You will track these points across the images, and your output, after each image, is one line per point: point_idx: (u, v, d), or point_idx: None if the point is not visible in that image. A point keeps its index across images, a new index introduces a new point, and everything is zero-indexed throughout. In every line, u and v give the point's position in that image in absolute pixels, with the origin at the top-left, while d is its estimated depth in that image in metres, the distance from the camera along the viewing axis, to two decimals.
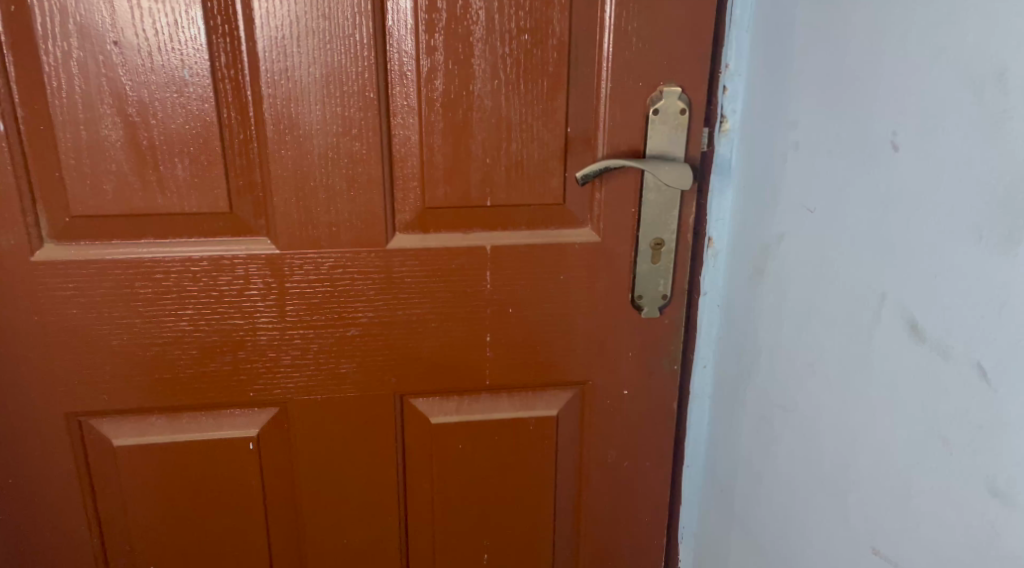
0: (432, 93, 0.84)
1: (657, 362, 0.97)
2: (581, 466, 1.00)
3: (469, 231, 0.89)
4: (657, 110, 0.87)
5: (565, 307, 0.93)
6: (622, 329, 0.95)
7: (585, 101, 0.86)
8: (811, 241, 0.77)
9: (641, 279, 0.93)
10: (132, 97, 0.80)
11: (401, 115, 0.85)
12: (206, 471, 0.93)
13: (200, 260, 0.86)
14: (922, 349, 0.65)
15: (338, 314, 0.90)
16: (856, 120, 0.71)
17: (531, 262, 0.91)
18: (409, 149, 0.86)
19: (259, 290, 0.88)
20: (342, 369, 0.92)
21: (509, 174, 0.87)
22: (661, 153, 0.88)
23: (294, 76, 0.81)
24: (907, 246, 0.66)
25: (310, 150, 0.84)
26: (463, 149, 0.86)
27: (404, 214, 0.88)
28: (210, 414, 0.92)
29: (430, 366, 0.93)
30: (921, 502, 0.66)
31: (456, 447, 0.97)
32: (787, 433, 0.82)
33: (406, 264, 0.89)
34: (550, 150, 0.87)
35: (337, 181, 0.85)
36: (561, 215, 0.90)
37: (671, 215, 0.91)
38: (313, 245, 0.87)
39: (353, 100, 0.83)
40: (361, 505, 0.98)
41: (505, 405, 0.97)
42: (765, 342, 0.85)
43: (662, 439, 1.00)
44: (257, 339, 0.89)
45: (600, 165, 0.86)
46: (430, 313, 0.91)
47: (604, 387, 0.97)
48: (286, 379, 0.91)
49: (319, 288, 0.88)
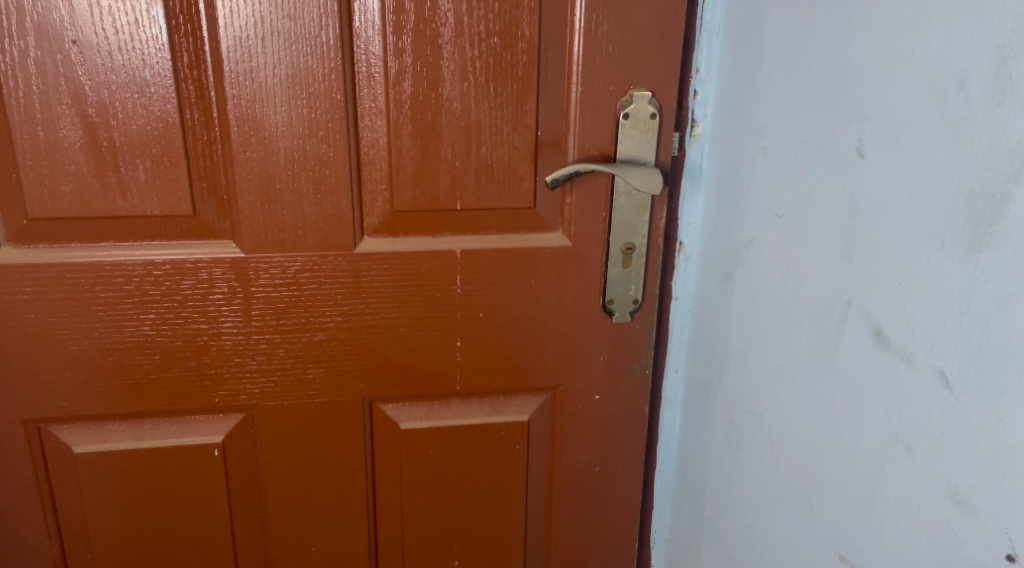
0: (401, 95, 0.83)
1: (627, 367, 0.96)
2: (552, 470, 1.00)
3: (438, 235, 0.88)
4: (627, 114, 0.86)
5: (536, 311, 0.92)
6: (593, 334, 0.94)
7: (555, 104, 0.86)
8: (778, 247, 0.77)
9: (612, 284, 0.92)
10: (92, 97, 0.79)
11: (369, 117, 0.83)
12: (170, 478, 0.92)
13: (163, 264, 0.84)
14: (886, 357, 0.65)
15: (305, 318, 0.88)
16: (821, 126, 0.71)
17: (500, 266, 0.90)
18: (377, 151, 0.84)
19: (223, 294, 0.86)
20: (309, 374, 0.91)
21: (479, 178, 0.86)
22: (632, 157, 0.87)
23: (258, 77, 0.80)
24: (872, 253, 0.66)
25: (276, 152, 0.82)
26: (432, 152, 0.85)
27: (373, 217, 0.87)
28: (174, 421, 0.91)
29: (399, 371, 0.92)
30: (885, 509, 0.66)
31: (426, 453, 0.96)
32: (756, 438, 0.82)
33: (375, 267, 0.88)
34: (520, 154, 0.86)
35: (304, 183, 0.84)
36: (531, 220, 0.89)
37: (642, 219, 0.90)
38: (279, 249, 0.85)
39: (319, 101, 0.82)
40: (330, 512, 0.96)
41: (475, 410, 0.96)
42: (734, 346, 0.85)
43: (633, 444, 1.00)
44: (222, 344, 0.88)
45: (571, 169, 0.85)
46: (399, 317, 0.90)
47: (574, 392, 0.96)
48: (251, 384, 0.90)
49: (285, 292, 0.87)
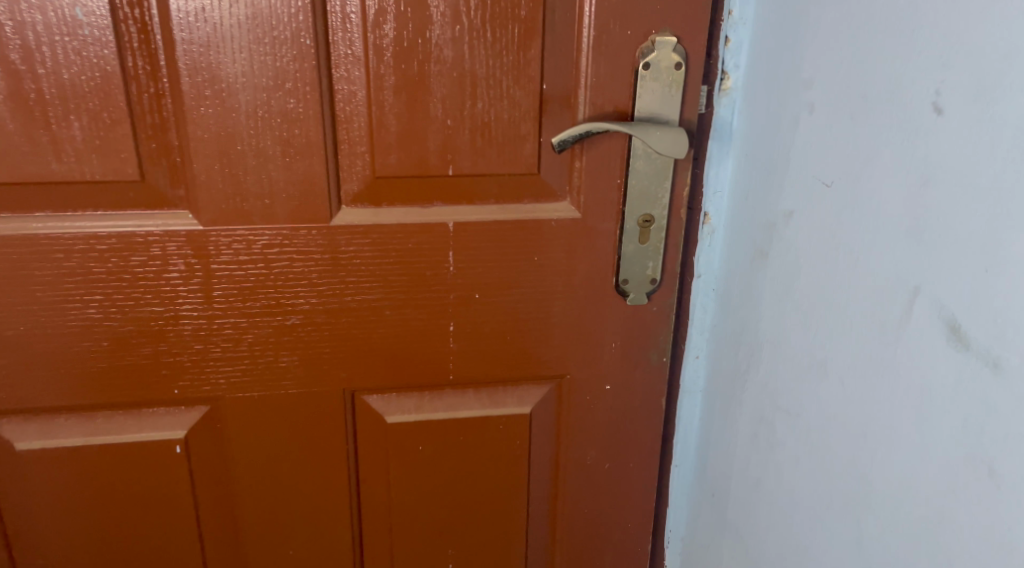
0: (381, 41, 0.70)
1: (642, 355, 0.86)
2: (557, 465, 0.90)
3: (428, 205, 0.77)
4: (648, 64, 0.74)
5: (539, 292, 0.81)
6: (604, 316, 0.84)
7: (564, 51, 0.73)
8: (827, 220, 0.65)
9: (627, 261, 0.81)
10: (14, 41, 0.66)
11: (344, 66, 0.70)
12: (127, 477, 0.82)
13: (107, 237, 0.72)
14: (964, 359, 0.54)
15: (275, 300, 0.77)
16: (884, 77, 0.59)
17: (499, 241, 0.79)
18: (354, 107, 0.72)
19: (180, 272, 0.74)
20: (281, 363, 0.80)
21: (474, 139, 0.74)
22: (653, 115, 0.75)
23: (211, 17, 0.67)
24: (952, 232, 0.55)
25: (236, 106, 0.70)
26: (420, 109, 0.72)
27: (351, 183, 0.75)
28: (130, 413, 0.80)
29: (385, 358, 0.81)
30: (955, 538, 0.56)
31: (416, 449, 0.86)
32: (794, 440, 0.72)
33: (355, 242, 0.76)
34: (523, 110, 0.74)
35: (270, 144, 0.71)
36: (535, 187, 0.78)
37: (662, 187, 0.78)
38: (243, 220, 0.73)
39: (285, 47, 0.69)
40: (309, 514, 0.87)
41: (471, 403, 0.86)
42: (770, 333, 0.74)
43: (647, 438, 0.90)
44: (180, 330, 0.77)
45: (582, 129, 0.73)
46: (384, 299, 0.79)
47: (582, 381, 0.86)
48: (216, 374, 0.79)
49: (251, 270, 0.75)
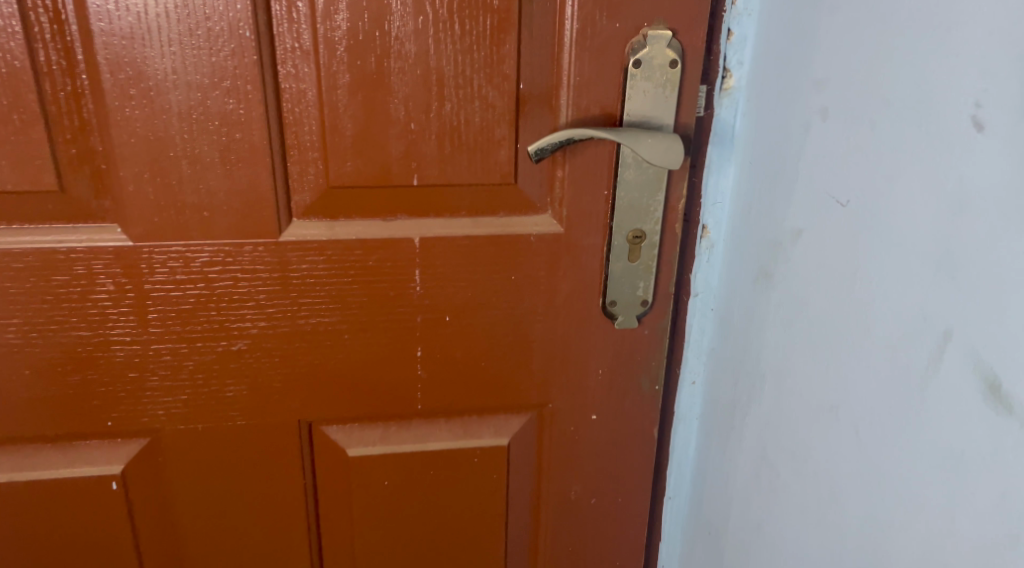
0: (333, 33, 0.61)
1: (632, 382, 0.78)
2: (538, 500, 0.82)
3: (391, 218, 0.68)
4: (638, 61, 0.65)
5: (516, 314, 0.73)
6: (589, 341, 0.75)
7: (543, 46, 0.64)
8: (839, 244, 0.57)
9: (614, 281, 0.73)
10: None
11: (291, 61, 0.62)
12: (58, 515, 0.73)
13: (24, 254, 0.64)
14: (1005, 422, 0.47)
15: (219, 324, 0.69)
16: (910, 82, 0.50)
17: (471, 258, 0.70)
18: (305, 108, 0.63)
19: (109, 293, 0.66)
20: (228, 392, 0.72)
21: (442, 145, 0.66)
22: (644, 119, 0.66)
23: (135, 5, 0.59)
24: (992, 271, 0.46)
25: (166, 107, 0.61)
26: (379, 111, 0.64)
27: (303, 194, 0.66)
28: (59, 447, 0.72)
29: (344, 386, 0.73)
30: None
31: (382, 485, 0.78)
32: (797, 487, 0.64)
33: (308, 260, 0.68)
34: (497, 113, 0.65)
35: (207, 150, 0.63)
36: (511, 198, 0.69)
37: (655, 200, 0.70)
38: (180, 235, 0.65)
39: (222, 40, 0.60)
40: (263, 555, 0.79)
41: (442, 434, 0.77)
42: (772, 366, 0.66)
43: (638, 472, 0.82)
44: (113, 356, 0.68)
45: (563, 135, 0.64)
46: (342, 322, 0.71)
47: (565, 410, 0.78)
48: (154, 404, 0.71)
49: (190, 290, 0.67)
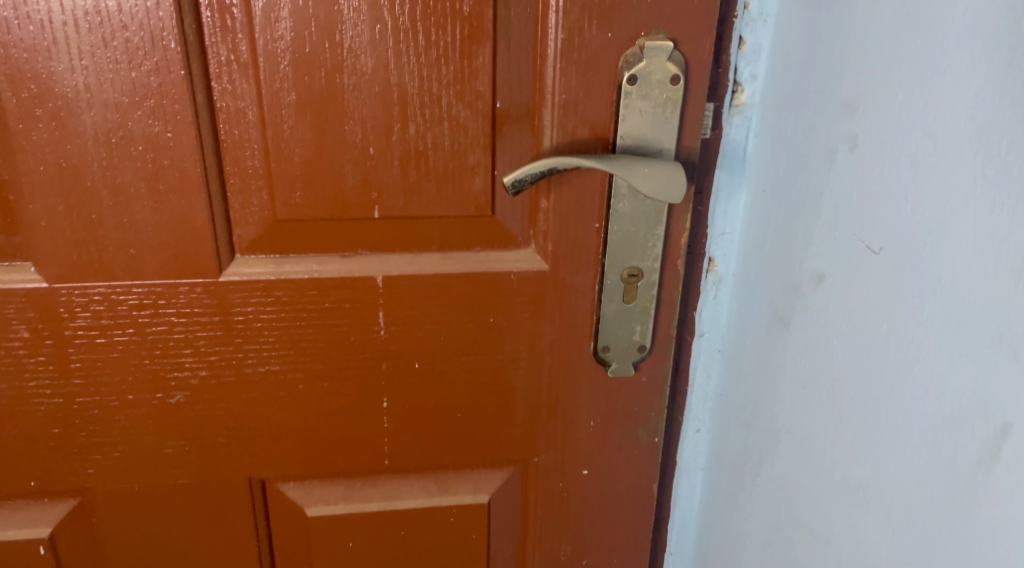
0: (275, 45, 0.52)
1: (628, 435, 0.69)
2: (523, 561, 0.73)
3: (350, 253, 0.59)
4: (634, 77, 0.56)
5: (496, 360, 0.64)
6: (579, 390, 0.66)
7: (522, 58, 0.55)
8: (868, 298, 0.48)
9: (607, 324, 0.64)
10: None
11: (227, 76, 0.53)
12: None
13: None
14: None
15: (154, 374, 0.60)
16: (968, 115, 0.42)
17: (442, 299, 0.61)
18: (245, 130, 0.54)
19: (25, 341, 0.58)
20: (167, 448, 0.63)
21: (405, 171, 0.57)
22: (640, 143, 0.57)
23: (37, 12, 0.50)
24: None
25: (80, 130, 0.53)
26: (331, 133, 0.55)
27: (246, 228, 0.57)
28: None
29: (301, 440, 0.64)
30: None
31: (346, 547, 0.69)
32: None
33: (254, 301, 0.59)
34: (469, 135, 0.56)
35: (131, 179, 0.54)
36: (488, 231, 0.60)
37: (654, 233, 0.61)
38: (104, 275, 0.57)
39: (143, 52, 0.52)
40: None
41: (413, 491, 0.68)
42: (787, 428, 0.57)
43: (637, 533, 0.73)
44: (33, 410, 0.60)
45: (545, 164, 0.55)
46: (296, 369, 0.62)
47: (553, 465, 0.69)
48: (84, 461, 0.62)
49: (119, 337, 0.59)
